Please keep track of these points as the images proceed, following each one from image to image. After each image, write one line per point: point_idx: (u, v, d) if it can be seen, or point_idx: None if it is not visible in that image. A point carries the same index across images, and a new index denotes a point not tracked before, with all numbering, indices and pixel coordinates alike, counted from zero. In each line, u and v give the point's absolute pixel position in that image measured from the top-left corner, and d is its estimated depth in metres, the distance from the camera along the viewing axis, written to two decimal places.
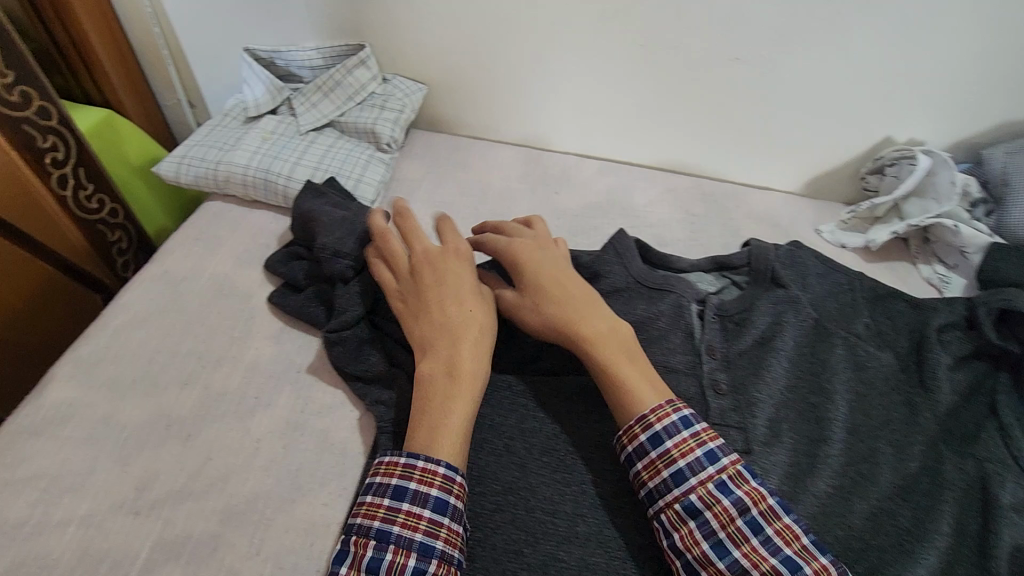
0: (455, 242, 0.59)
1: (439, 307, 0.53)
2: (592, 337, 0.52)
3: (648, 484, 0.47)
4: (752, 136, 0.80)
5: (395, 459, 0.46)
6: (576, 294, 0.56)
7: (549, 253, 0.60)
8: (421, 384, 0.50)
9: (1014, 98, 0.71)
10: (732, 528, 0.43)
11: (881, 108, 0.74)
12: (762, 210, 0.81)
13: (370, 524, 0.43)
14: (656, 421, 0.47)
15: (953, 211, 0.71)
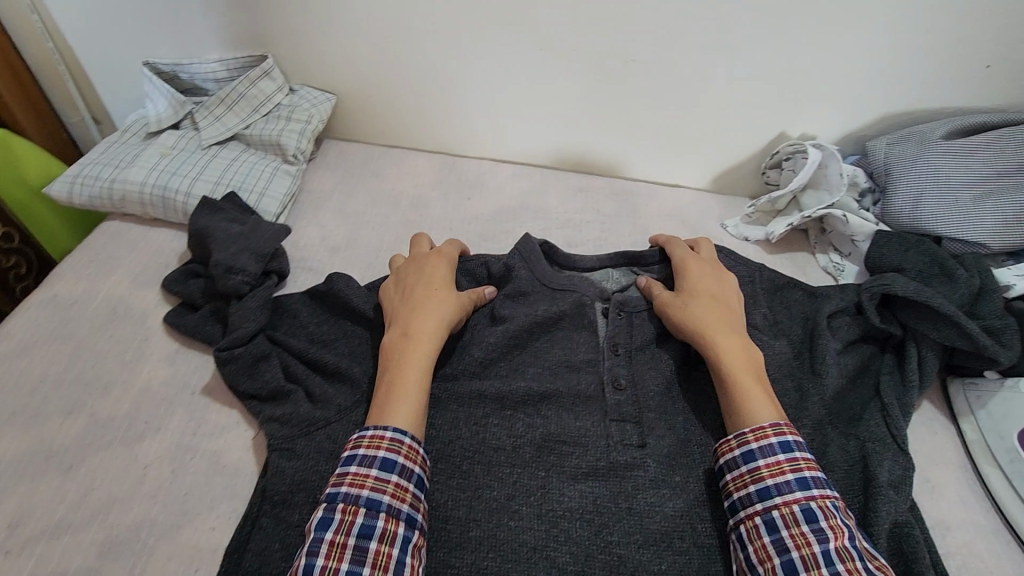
0: (449, 249, 0.67)
1: (408, 291, 0.60)
2: (721, 344, 0.58)
3: (767, 481, 0.49)
4: (655, 136, 0.82)
5: (383, 434, 0.49)
6: (716, 308, 0.61)
7: (717, 273, 0.66)
8: (384, 352, 0.56)
9: (898, 92, 0.73)
10: (842, 543, 0.45)
11: (773, 106, 0.77)
12: (669, 208, 0.85)
13: (358, 493, 0.46)
14: (791, 432, 0.51)
15: (841, 201, 0.76)
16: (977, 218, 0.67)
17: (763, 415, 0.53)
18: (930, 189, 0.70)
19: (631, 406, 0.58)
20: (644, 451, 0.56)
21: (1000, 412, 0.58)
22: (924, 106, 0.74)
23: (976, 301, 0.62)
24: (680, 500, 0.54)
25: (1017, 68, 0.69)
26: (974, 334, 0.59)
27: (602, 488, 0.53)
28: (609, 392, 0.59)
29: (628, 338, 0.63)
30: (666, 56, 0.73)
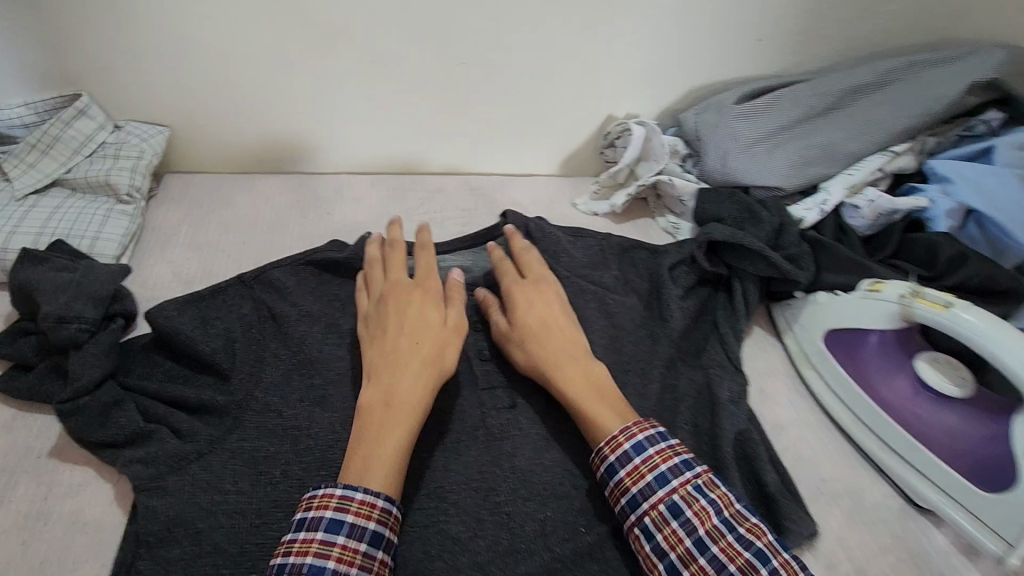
0: (427, 279, 0.61)
1: (393, 335, 0.56)
2: (565, 372, 0.57)
3: (631, 491, 0.50)
4: (499, 132, 0.88)
5: (374, 501, 0.47)
6: (546, 330, 0.60)
7: (542, 284, 0.64)
8: (361, 413, 0.52)
9: (696, 68, 0.83)
10: (711, 524, 0.47)
11: (596, 93, 0.85)
12: (523, 196, 0.91)
13: (347, 571, 0.44)
14: (639, 431, 0.52)
15: (667, 168, 0.86)
16: (772, 167, 0.79)
17: (612, 427, 0.53)
18: (733, 148, 0.81)
19: (498, 372, 0.63)
20: (515, 410, 0.60)
21: (810, 322, 0.68)
22: (721, 79, 0.85)
23: (779, 235, 0.73)
24: (556, 450, 0.58)
25: (784, 42, 0.81)
26: (779, 264, 0.69)
27: (484, 455, 0.57)
28: (475, 362, 0.63)
29: None
30: (490, 55, 0.78)
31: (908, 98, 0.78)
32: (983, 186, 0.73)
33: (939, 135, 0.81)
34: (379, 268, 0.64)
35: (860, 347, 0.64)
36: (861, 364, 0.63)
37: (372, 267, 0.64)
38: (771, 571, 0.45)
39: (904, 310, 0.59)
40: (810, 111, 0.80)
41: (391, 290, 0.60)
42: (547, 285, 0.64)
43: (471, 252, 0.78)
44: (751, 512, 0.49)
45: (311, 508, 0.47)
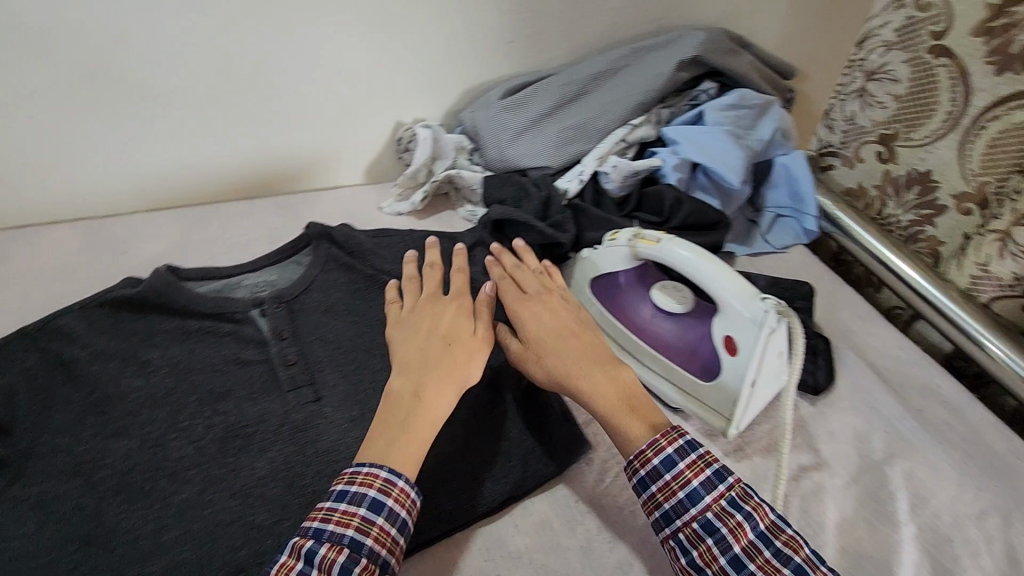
0: (462, 297, 0.69)
1: (427, 331, 0.64)
2: (592, 381, 0.61)
3: (665, 507, 0.55)
4: (292, 149, 0.93)
5: (409, 490, 0.54)
6: (565, 342, 0.64)
7: (564, 304, 0.70)
8: (388, 402, 0.59)
9: (461, 71, 0.94)
10: (746, 541, 0.52)
11: (377, 105, 0.93)
12: (331, 207, 0.95)
13: (381, 551, 0.51)
14: (667, 444, 0.56)
15: (456, 163, 0.96)
16: (539, 150, 0.91)
17: (641, 436, 0.58)
18: (505, 137, 0.91)
19: (302, 374, 0.68)
20: (320, 402, 0.66)
21: (577, 275, 0.78)
22: (488, 78, 0.96)
23: (548, 207, 0.85)
24: (359, 428, 0.64)
25: (530, 41, 0.94)
26: (546, 231, 0.80)
27: (289, 449, 0.61)
28: (281, 369, 0.68)
29: (289, 322, 0.73)
30: (262, 79, 0.83)
31: (636, 79, 0.93)
32: (701, 144, 0.89)
33: (672, 106, 0.97)
34: (416, 284, 0.72)
35: (615, 287, 0.75)
36: (616, 301, 0.75)
37: (406, 284, 0.71)
38: None
39: (632, 250, 0.71)
40: (563, 98, 0.92)
41: (429, 300, 0.69)
42: (563, 302, 0.70)
43: (275, 267, 0.81)
44: (787, 524, 0.53)
45: (355, 484, 0.53)
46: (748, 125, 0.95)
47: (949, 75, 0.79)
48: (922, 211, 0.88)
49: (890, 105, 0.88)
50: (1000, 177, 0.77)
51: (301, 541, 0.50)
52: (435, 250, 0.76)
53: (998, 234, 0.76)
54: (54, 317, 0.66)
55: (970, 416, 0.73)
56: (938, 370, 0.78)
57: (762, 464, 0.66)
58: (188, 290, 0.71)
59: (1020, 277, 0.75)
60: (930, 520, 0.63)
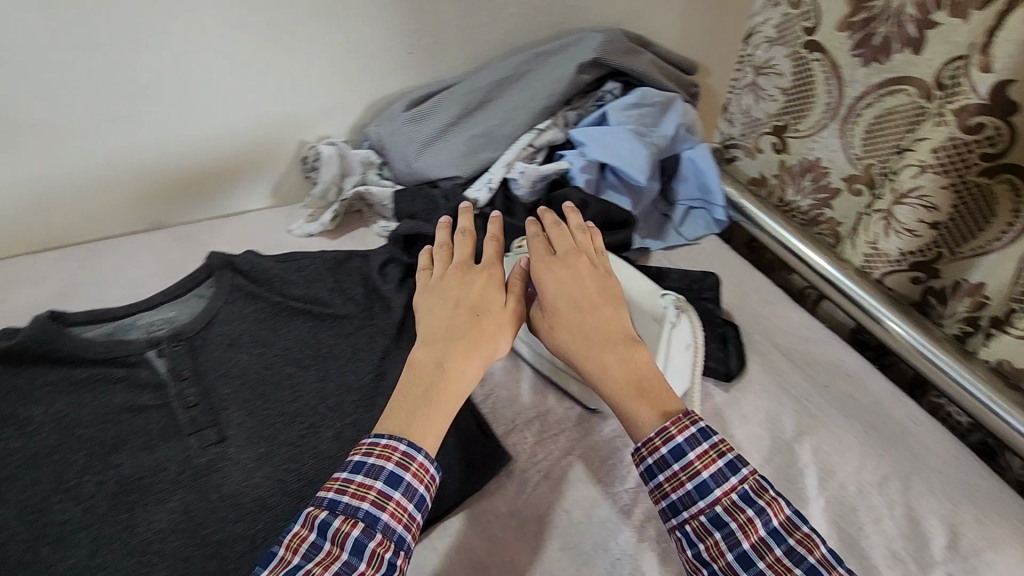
0: (491, 265, 0.69)
1: (455, 299, 0.65)
2: (602, 362, 0.60)
3: (672, 496, 0.55)
4: (190, 176, 0.90)
5: (427, 467, 0.55)
6: (581, 318, 0.63)
7: (593, 275, 0.66)
8: (413, 371, 0.60)
9: (361, 86, 0.92)
10: (756, 537, 0.52)
11: (276, 126, 0.91)
12: (236, 233, 0.91)
13: (396, 526, 0.51)
14: (677, 433, 0.55)
15: (364, 178, 0.94)
16: (446, 160, 0.90)
17: (649, 421, 0.57)
18: (411, 151, 0.90)
19: (205, 415, 0.65)
20: (224, 443, 0.63)
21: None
22: (391, 91, 0.95)
23: (458, 218, 0.85)
24: (268, 466, 0.62)
25: (430, 51, 0.93)
26: None
27: (190, 496, 0.59)
28: (181, 411, 0.64)
29: (191, 360, 0.69)
30: (148, 104, 0.81)
31: (539, 83, 0.93)
32: (607, 144, 0.91)
33: (578, 108, 0.99)
34: (448, 250, 0.71)
35: None
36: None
37: (438, 249, 0.72)
38: None
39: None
40: (466, 106, 0.92)
41: (458, 268, 0.68)
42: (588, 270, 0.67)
43: (174, 303, 0.76)
44: (801, 520, 0.52)
45: (373, 456, 0.54)
46: (652, 122, 0.97)
47: (823, 69, 0.84)
48: (819, 196, 0.91)
49: (778, 98, 0.92)
50: (883, 158, 0.81)
51: (316, 512, 0.51)
52: (469, 214, 0.74)
53: (882, 213, 0.78)
54: None
55: (870, 387, 0.77)
56: (840, 346, 0.82)
57: None
58: (74, 336, 0.66)
59: (904, 252, 0.79)
60: (836, 493, 0.65)
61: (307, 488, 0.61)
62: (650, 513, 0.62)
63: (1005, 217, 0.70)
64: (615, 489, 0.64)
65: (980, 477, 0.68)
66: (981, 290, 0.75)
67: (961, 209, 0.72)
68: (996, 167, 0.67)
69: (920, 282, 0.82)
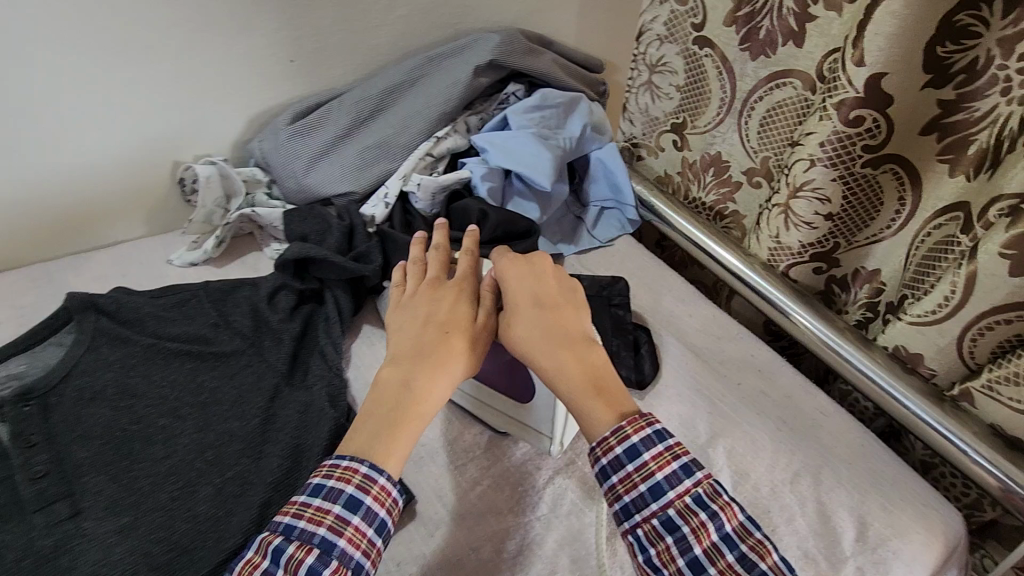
0: (461, 279, 0.65)
1: (424, 315, 0.62)
2: (558, 360, 0.57)
3: (625, 499, 0.52)
4: (44, 208, 0.80)
5: (389, 490, 0.51)
6: (541, 316, 0.60)
7: (555, 279, 0.64)
8: (377, 389, 0.56)
9: (240, 100, 0.85)
10: (708, 542, 0.49)
11: (144, 146, 0.82)
12: (103, 268, 0.82)
13: (354, 552, 0.48)
14: (632, 433, 0.52)
15: (251, 199, 0.86)
16: (338, 175, 0.84)
17: (606, 420, 0.54)
18: (298, 167, 0.84)
19: (56, 485, 0.57)
20: (78, 517, 0.55)
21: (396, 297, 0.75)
22: (274, 102, 0.87)
23: (352, 237, 0.79)
24: (131, 539, 0.55)
25: (314, 58, 0.86)
26: (349, 266, 0.74)
27: None
28: (25, 484, 0.56)
29: (41, 422, 0.61)
30: None
31: (433, 89, 0.89)
32: (508, 150, 0.87)
33: (480, 112, 0.95)
34: (421, 267, 0.68)
35: None
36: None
37: (412, 264, 0.69)
38: None
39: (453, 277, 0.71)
40: (357, 117, 0.86)
41: (431, 284, 0.65)
42: (553, 273, 0.64)
43: (25, 355, 0.68)
44: (754, 526, 0.50)
45: (333, 478, 0.50)
46: (556, 124, 0.95)
47: (714, 64, 0.83)
48: (722, 190, 0.92)
49: (675, 96, 0.91)
50: (777, 151, 0.82)
51: (270, 538, 0.48)
52: (444, 230, 0.72)
53: (781, 207, 0.77)
54: None
55: (780, 380, 0.77)
56: (751, 341, 0.82)
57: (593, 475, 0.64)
58: None
59: (806, 245, 0.78)
60: (749, 494, 0.65)
61: (178, 558, 0.54)
62: (563, 540, 0.59)
63: (890, 210, 0.71)
64: (526, 517, 0.60)
65: (885, 462, 0.69)
66: (877, 277, 0.77)
67: (852, 204, 0.72)
68: (879, 158, 0.68)
69: (823, 272, 0.81)
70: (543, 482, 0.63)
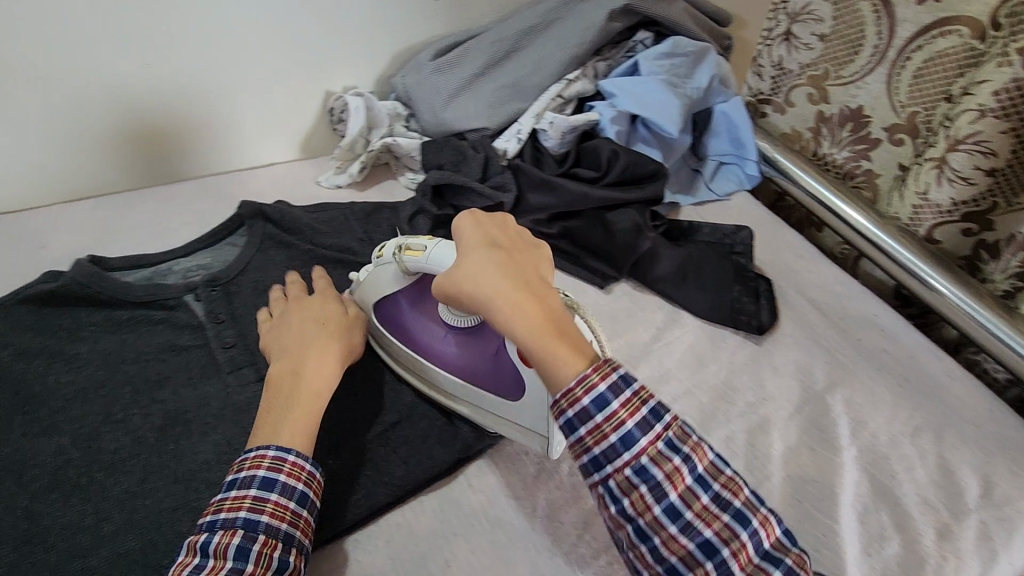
0: (328, 292, 0.68)
1: (295, 325, 0.62)
2: (514, 300, 0.52)
3: (594, 451, 0.49)
4: (217, 127, 0.89)
5: (303, 464, 0.53)
6: (496, 264, 0.54)
7: (503, 230, 0.59)
8: (272, 387, 0.57)
9: (387, 35, 0.91)
10: (682, 487, 0.48)
11: (303, 75, 0.90)
12: (263, 185, 0.92)
13: (281, 523, 0.50)
14: (600, 380, 0.49)
15: (392, 130, 0.92)
16: (474, 111, 0.89)
17: (573, 363, 0.50)
18: (437, 102, 0.89)
19: (243, 354, 0.66)
20: (262, 381, 0.65)
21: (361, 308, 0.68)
22: (415, 41, 0.93)
23: (488, 168, 0.83)
24: None
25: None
26: (485, 193, 0.79)
27: (231, 430, 0.60)
28: (220, 350, 0.66)
29: (226, 304, 0.71)
30: (177, 54, 0.79)
31: (567, 32, 0.91)
32: (638, 95, 0.89)
33: (608, 58, 0.96)
34: (283, 293, 0.69)
35: (396, 312, 0.67)
36: (410, 333, 0.65)
37: (271, 295, 0.70)
38: (750, 528, 0.48)
39: (399, 265, 0.62)
40: (494, 57, 0.90)
41: (294, 302, 0.66)
42: (505, 224, 0.60)
43: (209, 251, 0.78)
44: (724, 465, 0.50)
45: (244, 469, 0.52)
46: (685, 74, 0.95)
47: (873, 9, 0.83)
48: (857, 147, 0.91)
49: (816, 46, 0.92)
50: (930, 105, 0.81)
51: (195, 537, 0.48)
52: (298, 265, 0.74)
53: (934, 161, 0.77)
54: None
55: (904, 340, 0.76)
56: (874, 300, 0.81)
57: (709, 403, 0.68)
58: (119, 280, 0.70)
59: (957, 203, 0.77)
60: (868, 441, 0.65)
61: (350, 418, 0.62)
62: None
63: None
64: None
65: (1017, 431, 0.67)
66: None
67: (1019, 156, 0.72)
68: None
69: (971, 234, 0.80)
70: None
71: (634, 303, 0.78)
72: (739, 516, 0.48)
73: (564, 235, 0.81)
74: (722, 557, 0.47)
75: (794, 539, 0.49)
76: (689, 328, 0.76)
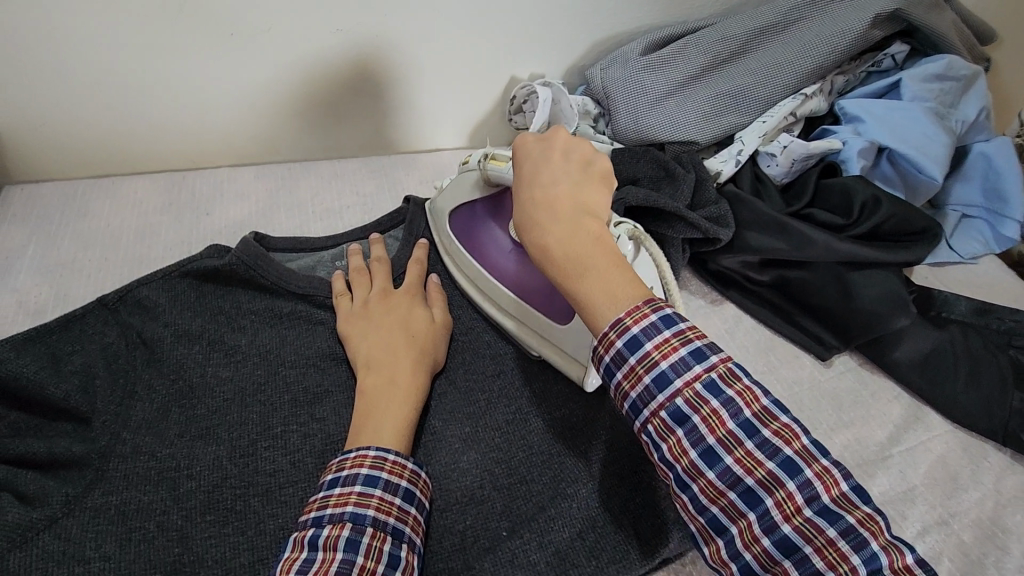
0: (412, 288, 0.64)
1: (382, 326, 0.58)
2: (548, 238, 0.45)
3: (631, 396, 0.41)
4: (394, 106, 0.81)
5: (404, 462, 0.47)
6: (529, 196, 0.48)
7: (553, 151, 0.51)
8: (362, 396, 0.52)
9: (593, 21, 0.79)
10: (723, 431, 0.39)
11: (495, 58, 0.79)
12: (430, 172, 0.84)
13: (387, 520, 0.43)
14: (634, 324, 0.41)
15: (579, 130, 0.79)
16: (683, 119, 0.74)
17: (601, 307, 0.42)
18: (641, 104, 0.75)
19: None
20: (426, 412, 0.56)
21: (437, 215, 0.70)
22: (621, 29, 0.80)
23: (697, 192, 0.69)
24: (474, 450, 0.54)
25: None
26: (702, 224, 0.64)
27: None
28: None
29: None
30: (373, 23, 0.70)
31: (812, 37, 0.74)
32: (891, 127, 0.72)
33: (848, 73, 0.79)
34: (366, 276, 0.64)
35: (471, 219, 0.68)
36: (473, 237, 0.67)
37: (354, 274, 0.64)
38: (802, 481, 0.37)
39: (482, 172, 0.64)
40: (713, 59, 0.76)
41: (380, 294, 0.61)
42: (559, 141, 0.52)
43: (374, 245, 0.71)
44: (778, 408, 0.39)
45: (344, 467, 0.46)
46: (949, 103, 0.76)
47: None
48: None
49: None
50: None
51: (301, 534, 0.42)
52: (379, 243, 0.68)
53: None
54: (151, 279, 0.60)
55: None
56: None
57: (973, 545, 0.52)
58: (280, 265, 0.63)
59: None
60: None
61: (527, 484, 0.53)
62: None
63: None
64: None
65: None
66: None
67: None
68: None
69: None
70: (910, 535, 0.53)
71: (862, 385, 0.63)
72: (793, 466, 0.38)
73: (777, 285, 0.67)
74: (765, 508, 0.38)
75: (866, 496, 0.37)
76: (937, 433, 0.60)
